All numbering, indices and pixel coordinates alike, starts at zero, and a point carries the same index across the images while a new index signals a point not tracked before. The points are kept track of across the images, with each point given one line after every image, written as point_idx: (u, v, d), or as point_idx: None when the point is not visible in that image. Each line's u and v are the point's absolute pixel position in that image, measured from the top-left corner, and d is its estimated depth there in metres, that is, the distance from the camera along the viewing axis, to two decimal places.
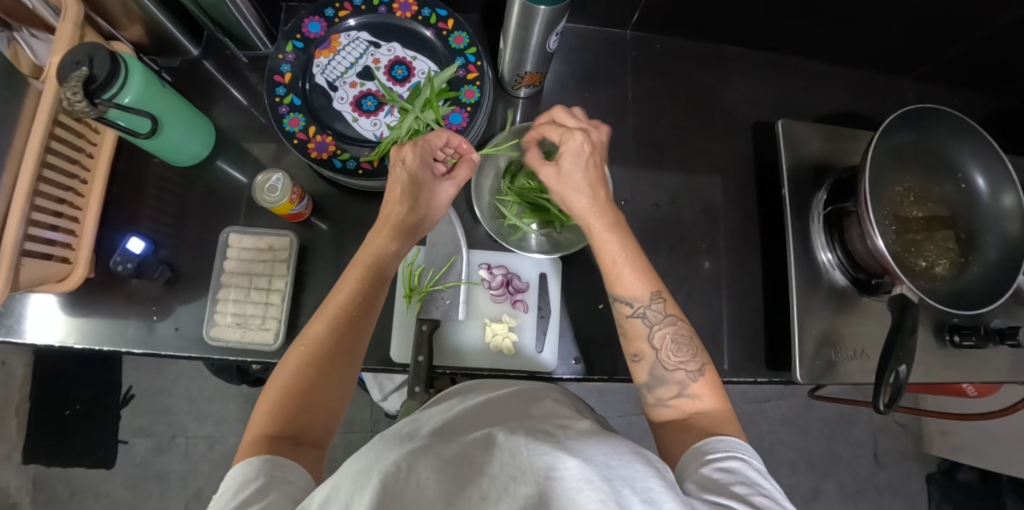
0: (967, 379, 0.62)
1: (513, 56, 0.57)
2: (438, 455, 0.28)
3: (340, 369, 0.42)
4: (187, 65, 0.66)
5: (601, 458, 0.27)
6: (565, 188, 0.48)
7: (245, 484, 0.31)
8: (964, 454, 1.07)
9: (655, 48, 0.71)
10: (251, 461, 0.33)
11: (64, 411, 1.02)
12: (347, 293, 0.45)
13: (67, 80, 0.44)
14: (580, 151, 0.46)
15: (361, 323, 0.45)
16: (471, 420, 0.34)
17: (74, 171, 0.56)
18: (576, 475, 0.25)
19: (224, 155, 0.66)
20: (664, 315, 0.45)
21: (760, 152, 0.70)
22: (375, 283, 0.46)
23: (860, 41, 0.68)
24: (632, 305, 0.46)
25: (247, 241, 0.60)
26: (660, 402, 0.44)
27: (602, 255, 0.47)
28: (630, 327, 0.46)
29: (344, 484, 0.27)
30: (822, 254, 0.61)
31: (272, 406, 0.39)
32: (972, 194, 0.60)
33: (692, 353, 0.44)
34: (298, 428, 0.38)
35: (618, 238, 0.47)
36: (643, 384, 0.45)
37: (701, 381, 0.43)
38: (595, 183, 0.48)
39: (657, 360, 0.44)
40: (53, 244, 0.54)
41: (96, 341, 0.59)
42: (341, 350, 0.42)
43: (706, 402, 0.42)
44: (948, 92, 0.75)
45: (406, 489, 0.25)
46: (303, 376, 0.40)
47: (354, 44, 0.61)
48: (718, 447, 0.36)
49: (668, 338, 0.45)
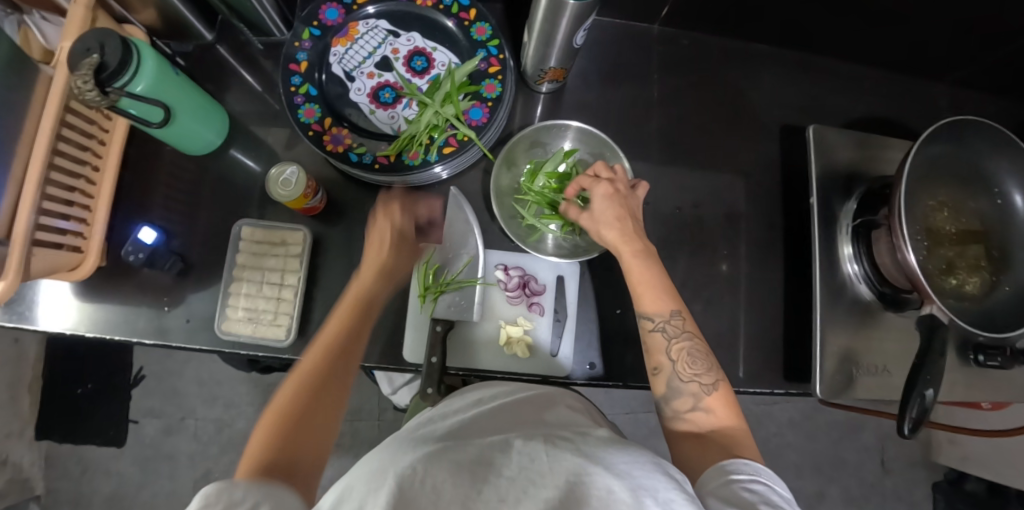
0: (989, 398, 0.61)
1: (537, 50, 0.55)
2: (454, 459, 0.27)
3: (333, 398, 0.41)
4: (200, 49, 0.65)
5: (623, 466, 0.27)
6: (595, 226, 0.48)
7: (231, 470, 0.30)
8: (972, 465, 1.07)
9: (683, 44, 0.69)
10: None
11: (75, 390, 1.04)
12: (337, 330, 0.46)
13: (77, 67, 0.42)
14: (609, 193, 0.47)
15: (352, 357, 0.45)
16: (486, 423, 0.34)
17: (85, 158, 0.55)
18: (600, 483, 0.25)
19: (238, 144, 0.64)
20: (682, 330, 0.44)
21: (788, 156, 0.67)
22: (358, 327, 0.48)
23: (899, 43, 0.65)
24: (654, 320, 0.45)
25: (260, 233, 0.59)
26: (676, 414, 0.43)
27: (630, 275, 0.46)
28: (651, 342, 0.45)
29: (357, 485, 0.26)
30: (848, 266, 0.59)
31: (266, 435, 0.36)
32: (1008, 210, 0.58)
33: (708, 367, 0.43)
34: (292, 447, 0.35)
35: (646, 262, 0.46)
36: (661, 397, 0.44)
37: (715, 395, 0.42)
38: (621, 213, 0.47)
39: (673, 372, 0.43)
40: (64, 233, 0.53)
41: (107, 330, 0.59)
42: (335, 380, 0.42)
43: (722, 418, 0.41)
44: (986, 99, 0.72)
45: (422, 487, 0.24)
46: (298, 401, 0.39)
47: (372, 32, 0.59)
48: (741, 468, 0.34)
49: (685, 351, 0.44)
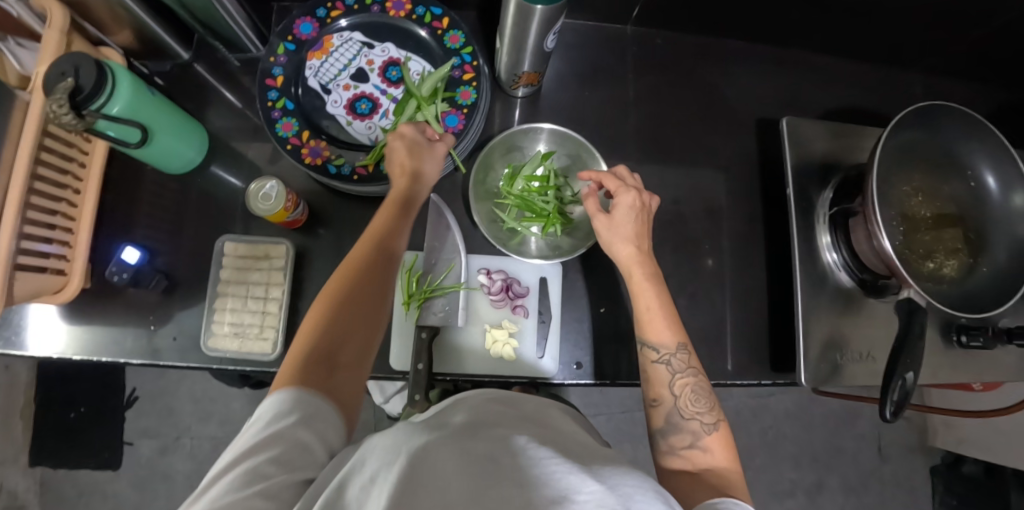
0: (974, 380, 0.61)
1: (510, 56, 0.55)
2: (463, 451, 0.26)
3: (365, 303, 0.42)
4: (178, 68, 0.65)
5: (628, 489, 0.24)
6: (614, 234, 0.50)
7: (279, 418, 0.31)
8: (969, 448, 1.07)
9: (656, 43, 0.69)
10: (287, 390, 0.34)
11: (68, 414, 1.03)
12: (366, 244, 0.46)
13: (52, 91, 0.43)
14: (634, 206, 0.50)
15: (381, 265, 0.45)
16: (505, 420, 0.32)
17: (66, 181, 0.55)
18: (599, 500, 0.22)
19: (220, 161, 0.65)
20: (687, 367, 0.44)
21: (765, 149, 0.68)
22: (392, 233, 0.47)
23: (868, 34, 0.66)
24: (659, 352, 0.45)
25: (242, 248, 0.59)
26: (672, 450, 0.41)
27: (637, 300, 0.48)
28: (653, 374, 0.45)
29: (369, 458, 0.26)
30: (827, 255, 0.60)
31: (307, 332, 0.40)
32: (981, 193, 0.59)
33: (710, 406, 0.43)
34: (329, 353, 0.38)
35: (654, 289, 0.48)
36: (657, 431, 0.43)
37: (715, 435, 0.41)
38: (639, 232, 0.50)
39: (675, 407, 0.43)
40: (47, 256, 0.53)
41: (95, 351, 0.59)
42: (366, 288, 0.43)
43: (718, 458, 0.40)
44: (958, 84, 0.73)
45: (423, 474, 0.23)
46: (331, 306, 0.41)
47: (347, 44, 0.59)
48: (729, 508, 0.32)
49: (689, 387, 0.44)
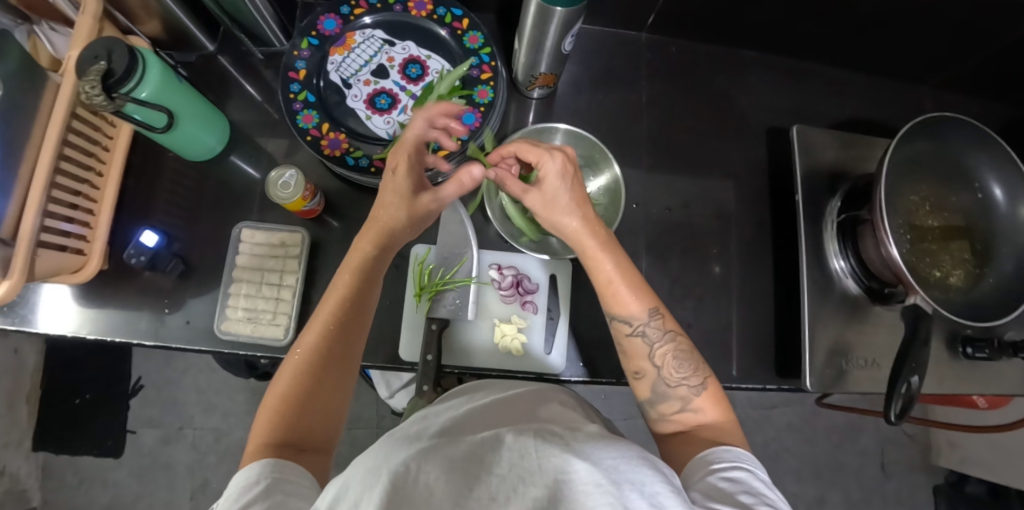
0: (979, 392, 0.61)
1: (527, 57, 0.57)
2: (447, 455, 0.28)
3: (337, 376, 0.43)
4: (203, 60, 0.67)
5: (610, 462, 0.28)
6: (552, 209, 0.46)
7: (247, 487, 0.31)
8: (972, 467, 1.06)
9: (670, 51, 0.71)
10: (253, 467, 0.33)
11: (73, 400, 1.04)
12: (336, 304, 0.45)
13: (86, 73, 0.45)
14: (562, 172, 0.45)
15: (353, 331, 0.45)
16: (480, 419, 0.34)
17: (90, 164, 0.56)
18: (585, 479, 0.26)
19: (239, 151, 0.66)
20: (663, 332, 0.45)
21: (774, 157, 0.69)
22: (364, 290, 0.47)
23: (878, 47, 0.67)
24: (632, 324, 0.45)
25: (259, 236, 0.60)
26: (662, 416, 0.44)
27: (596, 275, 0.46)
28: (630, 346, 0.45)
29: (354, 484, 0.27)
30: (835, 262, 0.60)
31: (271, 414, 0.39)
32: (989, 204, 0.59)
33: (693, 369, 0.43)
34: (298, 437, 0.38)
35: (610, 256, 0.46)
36: (646, 401, 0.45)
37: (704, 396, 0.42)
38: (579, 199, 0.46)
39: (659, 377, 0.44)
40: (68, 235, 0.54)
41: (109, 333, 0.60)
42: (339, 359, 0.43)
43: (710, 415, 0.41)
44: (966, 100, 0.74)
45: (415, 488, 0.25)
46: (299, 384, 0.41)
47: (368, 41, 0.61)
48: (723, 457, 0.35)
49: (669, 355, 0.44)
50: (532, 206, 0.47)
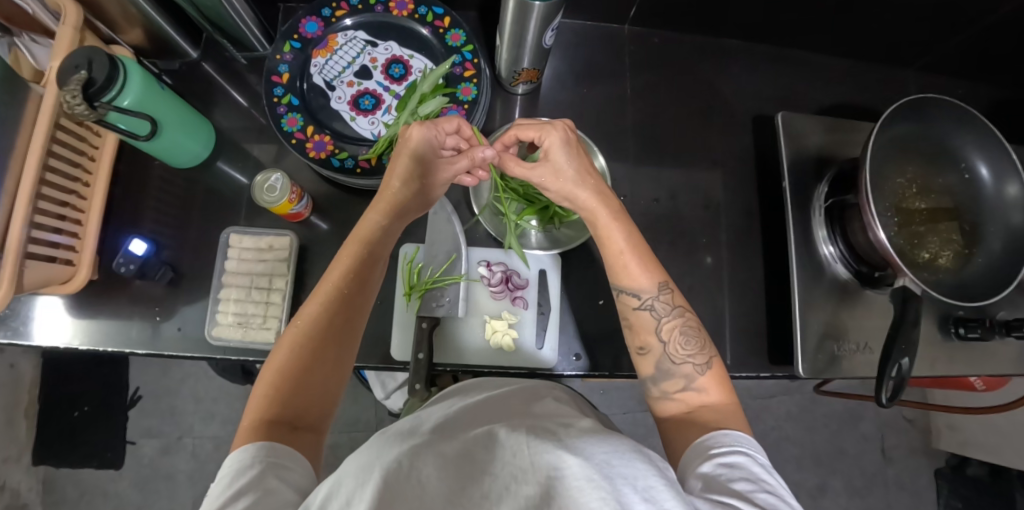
0: (973, 372, 0.62)
1: (509, 53, 0.57)
2: (440, 453, 0.28)
3: (336, 353, 0.43)
4: (186, 67, 0.67)
5: (602, 456, 0.27)
6: (561, 183, 0.48)
7: (240, 472, 0.31)
8: (973, 449, 1.06)
9: (653, 42, 0.71)
10: (248, 449, 0.33)
11: (72, 412, 1.03)
12: (342, 275, 0.45)
13: (67, 83, 0.45)
14: (565, 141, 0.48)
15: (354, 307, 0.45)
16: (475, 416, 0.35)
17: (76, 175, 0.56)
18: (578, 473, 0.25)
19: (225, 157, 0.66)
20: (672, 307, 0.45)
21: (761, 145, 0.69)
22: (369, 263, 0.47)
23: (861, 32, 0.67)
24: (640, 297, 0.45)
25: (247, 240, 0.60)
26: (664, 395, 0.42)
27: (608, 246, 0.47)
28: (636, 320, 0.45)
29: (347, 479, 0.27)
30: (824, 247, 0.60)
31: (267, 389, 0.39)
32: (976, 184, 0.59)
33: (699, 347, 0.43)
34: (293, 413, 0.38)
35: (623, 229, 0.47)
36: (648, 378, 0.44)
37: (708, 375, 0.42)
38: (584, 170, 0.48)
39: (664, 353, 0.43)
40: (57, 246, 0.55)
41: (101, 342, 0.60)
42: (338, 333, 0.43)
43: (713, 396, 0.40)
44: (951, 82, 0.74)
45: (407, 485, 0.26)
46: (297, 359, 0.40)
47: (351, 43, 0.61)
48: (722, 441, 0.35)
49: (677, 330, 0.44)
50: (542, 180, 0.49)
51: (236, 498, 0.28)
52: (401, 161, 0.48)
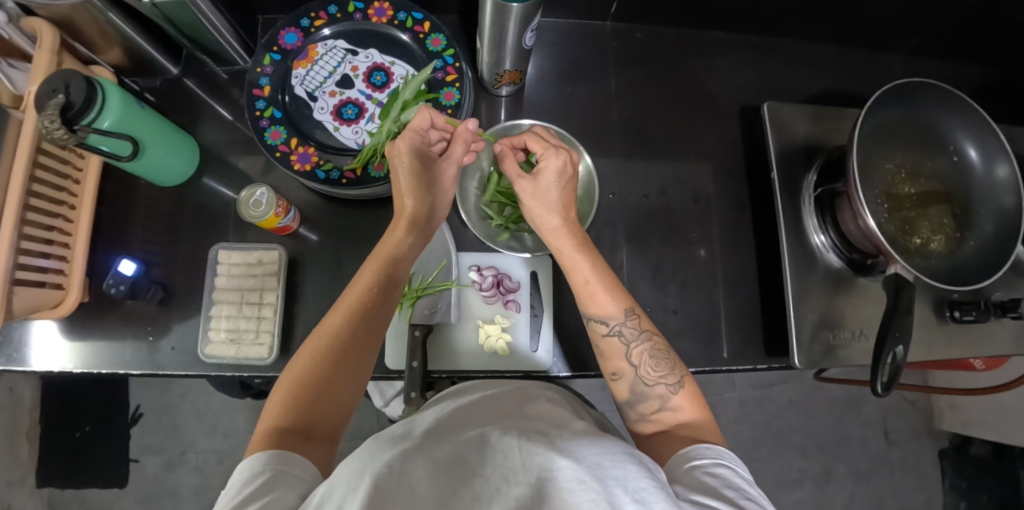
0: (970, 354, 0.61)
1: (491, 55, 0.57)
2: (431, 457, 0.28)
3: (355, 364, 0.42)
4: (168, 83, 0.66)
5: (593, 458, 0.27)
6: (538, 201, 0.48)
7: (249, 480, 0.30)
8: (976, 429, 1.06)
9: (636, 37, 0.71)
10: (257, 457, 0.33)
11: (73, 433, 1.03)
12: (365, 288, 0.46)
13: (44, 108, 0.44)
14: (562, 170, 0.47)
15: (377, 320, 0.45)
16: (466, 419, 0.34)
17: (62, 198, 0.56)
18: (568, 476, 0.25)
19: (211, 172, 0.66)
20: (639, 332, 0.44)
21: (749, 136, 0.69)
22: (389, 279, 0.47)
23: (844, 17, 0.67)
24: (608, 324, 0.45)
25: (236, 256, 0.59)
26: (642, 417, 0.43)
27: (573, 276, 0.46)
28: (607, 347, 0.45)
29: (337, 488, 0.27)
30: (815, 237, 0.60)
31: (285, 397, 0.39)
32: (964, 166, 0.59)
33: (671, 367, 0.43)
34: (308, 422, 0.38)
35: (588, 259, 0.46)
36: (625, 402, 0.44)
37: (682, 394, 0.42)
38: (566, 204, 0.48)
39: (637, 377, 0.43)
40: (45, 271, 0.54)
41: (95, 365, 0.60)
42: (360, 345, 0.43)
43: (688, 414, 0.41)
44: (937, 63, 0.73)
45: (397, 489, 0.25)
46: (316, 368, 0.41)
47: (331, 52, 0.61)
48: (704, 453, 0.34)
49: (646, 354, 0.44)
50: (522, 193, 0.48)
51: (244, 505, 0.28)
52: (401, 175, 0.49)
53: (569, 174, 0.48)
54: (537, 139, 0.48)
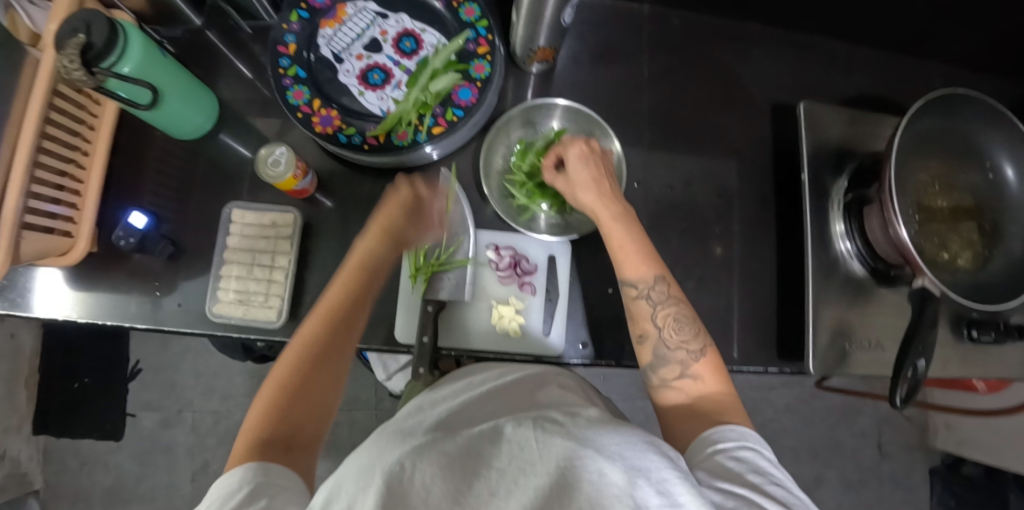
0: (983, 374, 0.61)
1: (525, 30, 0.55)
2: (443, 451, 0.27)
3: (330, 364, 0.42)
4: (189, 34, 0.64)
5: (614, 448, 0.26)
6: (571, 191, 0.50)
7: (231, 494, 0.28)
8: (970, 449, 1.07)
9: (673, 24, 0.68)
10: (235, 473, 0.31)
11: (72, 384, 1.03)
12: (341, 289, 0.46)
13: (64, 47, 0.43)
14: (581, 156, 0.48)
15: (352, 318, 0.45)
16: (476, 412, 0.33)
17: (74, 143, 0.55)
18: (589, 469, 0.24)
19: (228, 129, 0.64)
20: (667, 296, 0.44)
21: (780, 134, 0.67)
22: (367, 286, 0.47)
23: (890, 19, 0.64)
24: (638, 287, 0.44)
25: (250, 216, 0.59)
26: (663, 383, 0.42)
27: (610, 240, 0.47)
28: (635, 309, 0.45)
29: (347, 483, 0.26)
30: (840, 243, 0.59)
31: (267, 406, 0.38)
32: (1000, 185, 0.58)
33: (695, 333, 0.42)
34: (288, 432, 0.36)
35: (626, 224, 0.46)
36: (646, 366, 0.43)
37: (703, 362, 0.41)
38: (597, 178, 0.48)
39: (661, 339, 0.43)
40: (54, 217, 0.53)
41: (100, 315, 0.59)
42: (336, 343, 0.43)
43: (709, 384, 0.40)
44: (978, 75, 0.71)
45: (411, 488, 0.24)
46: (297, 373, 0.40)
47: (361, 14, 0.58)
48: (727, 436, 0.34)
49: (672, 317, 0.43)
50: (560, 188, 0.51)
51: None
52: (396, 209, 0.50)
53: (592, 157, 0.49)
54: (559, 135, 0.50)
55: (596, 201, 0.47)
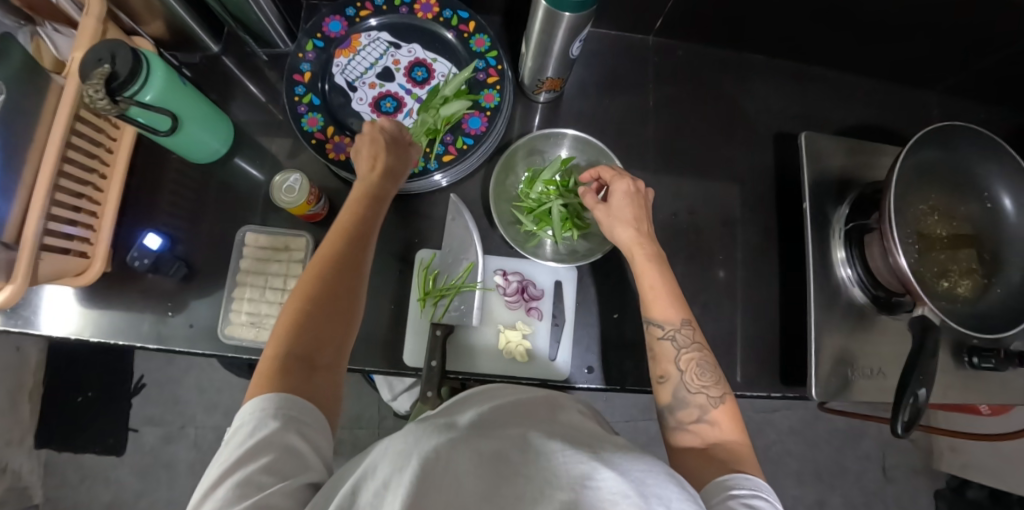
0: (985, 401, 0.61)
1: (534, 62, 0.56)
2: (476, 448, 0.26)
3: (348, 286, 0.43)
4: (206, 61, 0.66)
5: (638, 474, 0.25)
6: (612, 221, 0.51)
7: (260, 424, 0.32)
8: (974, 472, 1.06)
9: (677, 55, 0.70)
10: (263, 400, 0.34)
11: (75, 398, 1.04)
12: (349, 216, 0.47)
13: (89, 77, 0.44)
14: (628, 193, 0.51)
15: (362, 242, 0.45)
16: (511, 418, 0.32)
17: (93, 166, 0.56)
18: (612, 488, 0.23)
19: (243, 153, 0.66)
20: (692, 341, 0.45)
21: (781, 162, 0.69)
22: (369, 225, 0.47)
23: (887, 52, 0.66)
24: (664, 328, 0.45)
25: (263, 240, 0.60)
26: (679, 426, 0.42)
27: (641, 281, 0.48)
28: (659, 350, 0.45)
29: (382, 465, 0.26)
30: (842, 270, 0.60)
31: (290, 320, 0.39)
32: (998, 214, 0.59)
33: (716, 380, 0.43)
34: (308, 349, 0.38)
35: (659, 268, 0.48)
36: (664, 406, 0.44)
37: (722, 408, 0.42)
38: (638, 215, 0.51)
39: (682, 382, 0.44)
40: (71, 238, 0.54)
41: (112, 335, 0.60)
42: (345, 271, 0.43)
43: (727, 431, 0.40)
44: (975, 106, 0.73)
45: (443, 481, 0.23)
46: (313, 293, 0.41)
47: (374, 44, 0.60)
48: (742, 483, 0.34)
49: (695, 362, 0.44)
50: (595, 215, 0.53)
51: (251, 459, 0.30)
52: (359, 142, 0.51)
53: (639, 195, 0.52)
54: (609, 170, 0.54)
55: (633, 235, 0.50)
